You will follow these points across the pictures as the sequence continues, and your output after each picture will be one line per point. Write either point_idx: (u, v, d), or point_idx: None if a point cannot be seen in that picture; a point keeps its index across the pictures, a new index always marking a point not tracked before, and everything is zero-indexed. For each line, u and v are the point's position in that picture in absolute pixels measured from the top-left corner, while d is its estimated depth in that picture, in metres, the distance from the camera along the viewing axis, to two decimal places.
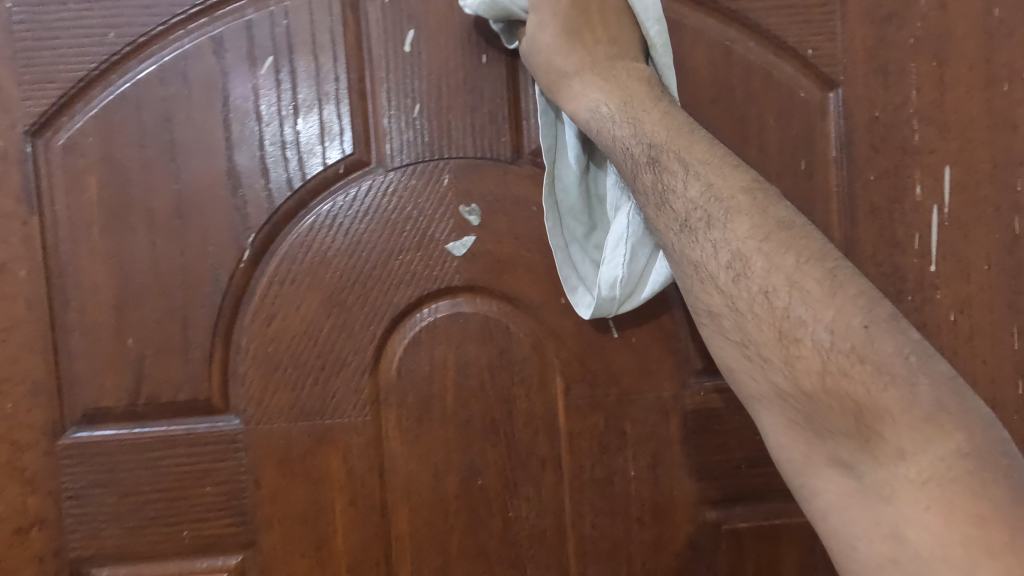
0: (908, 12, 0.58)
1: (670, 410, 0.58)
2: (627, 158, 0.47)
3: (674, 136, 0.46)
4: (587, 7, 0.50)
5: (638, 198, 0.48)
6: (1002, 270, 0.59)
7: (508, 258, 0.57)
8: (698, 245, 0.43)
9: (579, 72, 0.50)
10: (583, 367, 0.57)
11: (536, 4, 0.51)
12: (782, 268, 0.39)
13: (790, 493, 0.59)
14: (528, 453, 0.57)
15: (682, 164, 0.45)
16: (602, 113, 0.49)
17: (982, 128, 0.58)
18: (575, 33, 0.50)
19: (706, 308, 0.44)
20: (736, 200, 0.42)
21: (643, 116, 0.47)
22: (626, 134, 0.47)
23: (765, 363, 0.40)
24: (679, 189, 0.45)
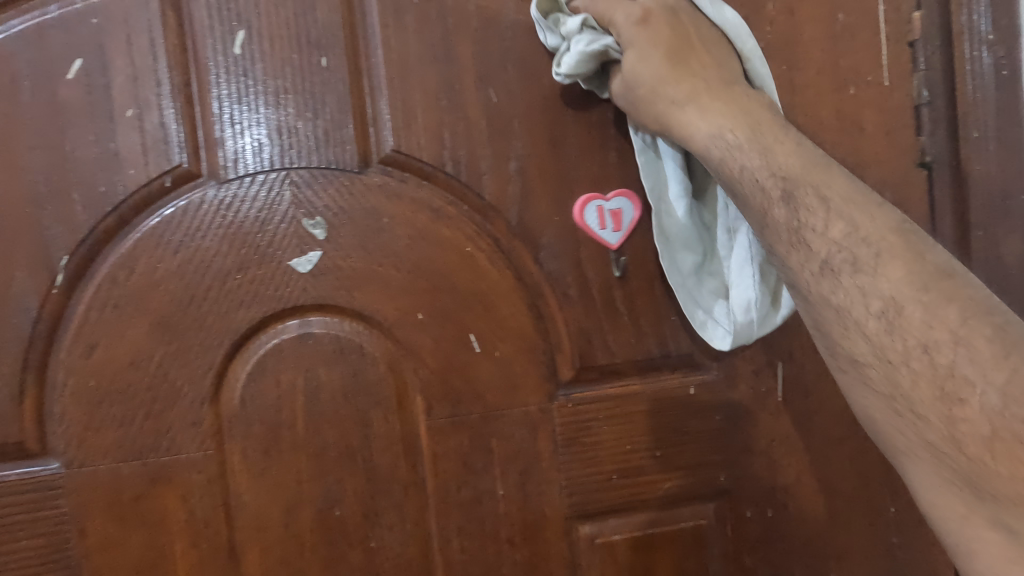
0: (758, 16, 0.58)
1: (538, 425, 0.56)
2: (757, 191, 0.45)
3: (809, 171, 0.44)
4: (688, 35, 0.50)
5: (769, 235, 0.45)
6: None
7: (359, 273, 0.53)
8: (841, 291, 0.40)
9: (694, 99, 0.48)
10: (445, 386, 0.55)
11: (632, 39, 0.50)
12: (946, 322, 0.36)
13: (664, 502, 0.58)
14: (389, 479, 0.54)
15: (824, 203, 0.42)
16: (726, 143, 0.47)
17: (831, 131, 0.59)
18: (681, 62, 0.49)
19: (848, 355, 0.41)
20: (887, 243, 0.39)
21: (776, 148, 0.45)
22: (759, 167, 0.45)
23: (918, 419, 0.37)
24: (821, 229, 0.42)
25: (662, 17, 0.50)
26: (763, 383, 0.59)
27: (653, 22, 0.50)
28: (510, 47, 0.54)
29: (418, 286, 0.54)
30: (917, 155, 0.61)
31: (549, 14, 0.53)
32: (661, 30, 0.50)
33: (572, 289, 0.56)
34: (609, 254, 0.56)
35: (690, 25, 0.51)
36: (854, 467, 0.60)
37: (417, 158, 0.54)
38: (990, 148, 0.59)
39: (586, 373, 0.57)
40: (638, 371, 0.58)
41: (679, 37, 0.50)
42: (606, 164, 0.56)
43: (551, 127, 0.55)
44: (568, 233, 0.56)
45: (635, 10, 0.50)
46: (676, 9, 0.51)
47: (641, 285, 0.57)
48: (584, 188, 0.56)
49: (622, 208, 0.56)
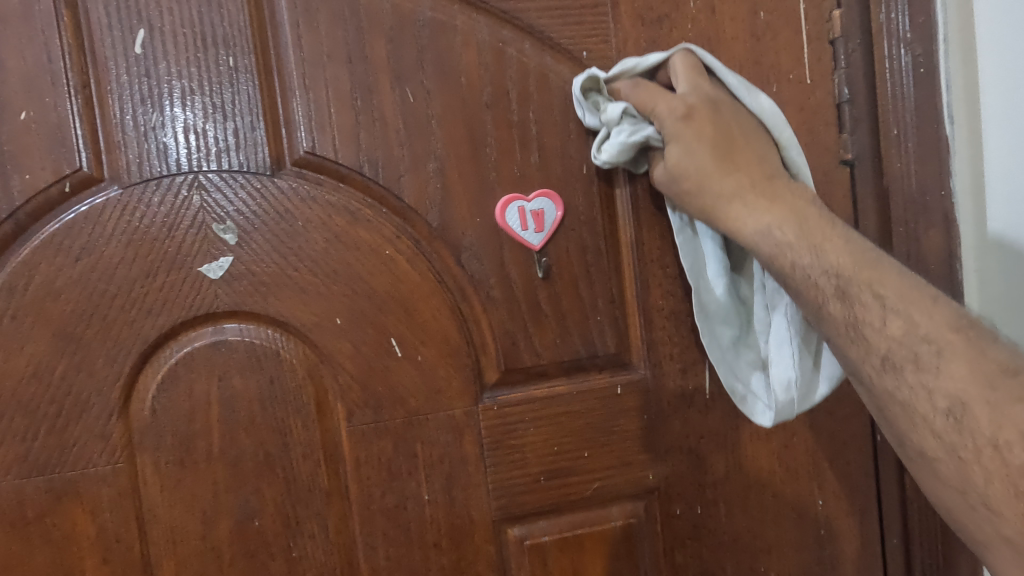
0: (678, 14, 0.58)
1: (463, 429, 0.55)
2: (812, 288, 0.46)
3: (863, 267, 0.44)
4: (730, 129, 0.51)
5: (826, 328, 0.46)
6: None
7: (273, 279, 0.52)
8: (905, 387, 0.41)
9: (741, 195, 0.50)
10: (366, 391, 0.54)
11: (676, 133, 0.51)
12: (1017, 423, 0.36)
13: (595, 503, 0.58)
14: (310, 487, 0.53)
15: (879, 299, 0.43)
16: (775, 239, 0.48)
17: None
18: (725, 156, 0.50)
19: (917, 448, 0.42)
20: (947, 340, 0.40)
21: (826, 245, 0.46)
22: (812, 264, 0.46)
23: (993, 512, 0.38)
24: (880, 326, 0.42)
25: (705, 112, 0.51)
26: (690, 381, 0.59)
27: (696, 116, 0.51)
28: (427, 46, 0.54)
29: (336, 290, 0.53)
30: (839, 152, 0.62)
31: (589, 94, 0.54)
32: (704, 126, 0.51)
33: (495, 291, 0.55)
34: (532, 255, 0.56)
35: (731, 118, 0.52)
36: (781, 462, 0.61)
37: (332, 160, 0.53)
38: (910, 144, 0.60)
39: (512, 375, 0.57)
40: (564, 371, 0.58)
41: (723, 130, 0.51)
42: (528, 164, 0.56)
43: (470, 126, 0.55)
44: (490, 233, 0.55)
45: (677, 104, 0.51)
46: (718, 101, 0.52)
47: (565, 285, 0.57)
48: (505, 188, 0.55)
49: (544, 209, 0.56)
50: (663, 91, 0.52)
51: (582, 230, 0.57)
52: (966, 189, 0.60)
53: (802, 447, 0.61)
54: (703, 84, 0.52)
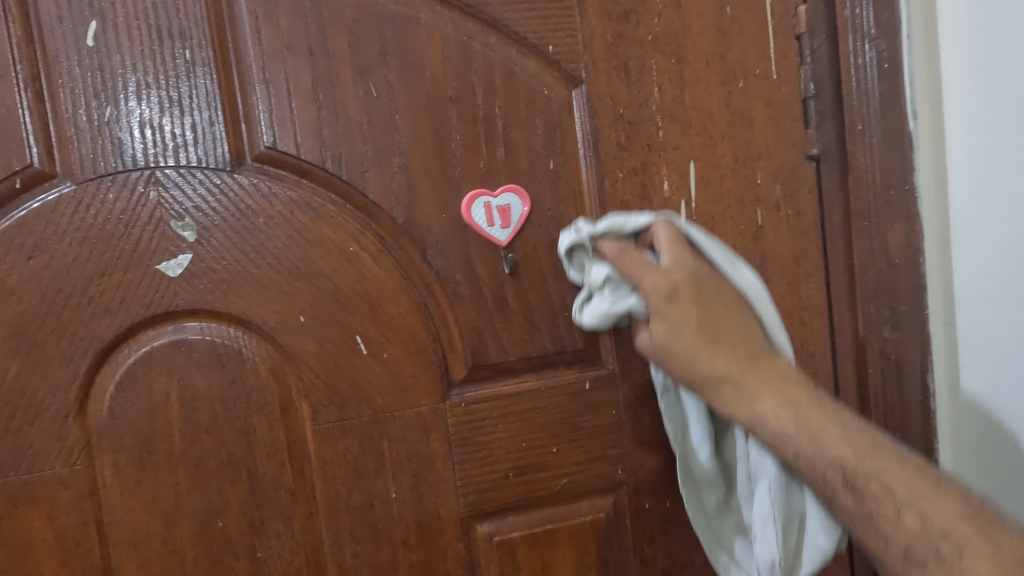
0: (645, 9, 0.57)
1: (431, 426, 0.55)
2: (823, 481, 0.47)
3: (866, 459, 0.45)
4: (714, 307, 0.50)
5: (840, 517, 0.47)
6: (748, 260, 0.61)
7: (235, 276, 0.51)
8: None
9: (732, 378, 0.50)
10: (331, 390, 0.53)
11: (662, 312, 0.50)
12: None
13: (563, 498, 0.58)
14: (274, 487, 0.52)
15: (889, 493, 0.44)
16: (775, 428, 0.48)
17: (721, 123, 0.60)
18: (712, 336, 0.50)
19: None
20: (964, 538, 0.41)
21: (826, 436, 0.47)
22: (815, 455, 0.47)
23: None
24: (895, 521, 0.44)
25: (690, 290, 0.50)
26: None
27: (681, 294, 0.50)
28: (391, 41, 0.53)
29: (299, 288, 0.52)
30: (806, 147, 0.62)
31: (573, 254, 0.53)
32: (689, 305, 0.50)
33: (462, 287, 0.55)
34: (499, 251, 0.56)
35: (717, 295, 0.51)
36: None
37: (294, 155, 0.52)
38: (875, 139, 0.61)
39: (479, 372, 0.56)
40: (533, 367, 0.57)
41: (709, 308, 0.50)
42: (494, 160, 0.55)
43: (435, 121, 0.54)
44: (456, 229, 0.55)
45: (661, 284, 0.49)
46: (702, 276, 0.50)
47: (532, 281, 0.56)
48: (471, 184, 0.55)
49: (510, 204, 0.55)
50: (645, 261, 0.50)
51: (549, 226, 0.57)
52: (931, 185, 0.61)
53: None
54: (686, 256, 0.51)
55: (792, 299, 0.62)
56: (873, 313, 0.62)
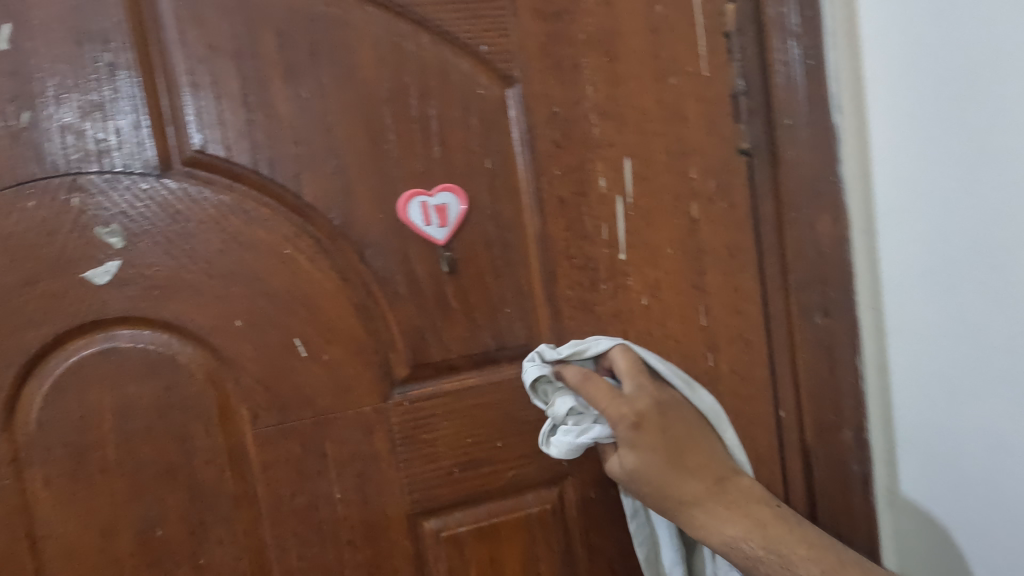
0: (577, 9, 0.59)
1: (374, 426, 0.55)
2: None
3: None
4: (677, 435, 0.56)
5: None
6: (684, 254, 0.62)
7: (166, 281, 0.51)
8: None
9: (701, 504, 0.54)
10: (270, 393, 0.53)
11: (630, 440, 0.54)
12: None
13: (510, 492, 0.59)
14: (214, 493, 0.52)
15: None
16: (745, 550, 0.52)
17: (656, 120, 0.60)
18: (678, 462, 0.55)
19: None
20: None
21: (794, 558, 0.51)
22: (783, 570, 0.51)
23: None
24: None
25: (652, 419, 0.55)
26: None
27: (646, 422, 0.55)
28: (321, 42, 0.53)
29: (234, 292, 0.52)
30: (736, 142, 0.60)
31: (539, 385, 0.56)
32: (654, 435, 0.55)
33: (402, 287, 0.56)
34: (437, 250, 0.56)
35: (676, 422, 0.56)
36: None
37: (223, 158, 0.51)
38: (803, 133, 0.59)
39: (421, 370, 0.57)
40: (475, 364, 0.58)
41: (673, 433, 0.56)
42: (430, 159, 0.56)
43: (369, 122, 0.54)
44: (394, 230, 0.55)
45: (627, 413, 0.53)
46: (663, 404, 0.56)
47: (472, 279, 0.57)
48: (408, 184, 0.55)
49: (447, 203, 0.56)
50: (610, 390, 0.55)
51: (487, 224, 0.57)
52: (854, 172, 0.60)
53: None
54: (646, 385, 0.56)
55: (728, 291, 0.62)
56: (808, 303, 0.62)
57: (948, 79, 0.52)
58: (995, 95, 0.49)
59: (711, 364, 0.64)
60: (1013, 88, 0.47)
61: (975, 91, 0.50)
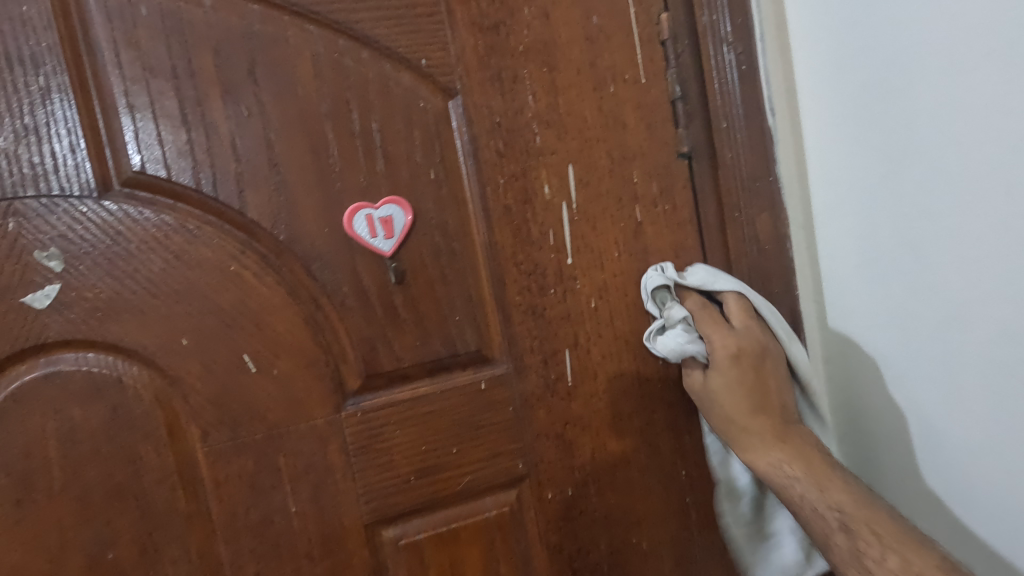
0: (514, 20, 0.60)
1: (328, 438, 0.56)
2: (820, 520, 0.53)
3: (862, 509, 0.52)
4: (764, 375, 0.60)
5: (836, 559, 0.52)
6: (630, 255, 0.64)
7: (109, 303, 0.51)
8: None
9: (759, 434, 0.58)
10: (220, 410, 0.53)
11: (724, 364, 0.60)
12: None
13: (468, 496, 0.60)
14: (167, 512, 0.52)
15: (877, 535, 0.51)
16: (785, 474, 0.56)
17: (595, 127, 0.63)
18: (757, 395, 0.59)
19: None
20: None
21: (830, 486, 0.54)
22: (819, 500, 0.53)
23: None
24: (880, 562, 0.50)
25: (751, 356, 0.60)
26: (553, 371, 0.62)
27: (744, 357, 0.60)
28: (259, 60, 0.53)
29: (179, 310, 0.52)
30: (677, 146, 0.65)
31: (659, 292, 0.63)
32: (746, 368, 0.60)
33: (350, 299, 0.56)
34: (384, 261, 0.57)
35: (771, 369, 0.61)
36: (644, 439, 0.65)
37: (164, 178, 0.52)
38: (740, 134, 0.64)
39: (373, 380, 0.57)
40: (427, 372, 0.59)
41: (762, 372, 0.60)
42: (374, 172, 0.56)
43: (311, 137, 0.55)
44: (340, 242, 0.56)
45: (731, 343, 0.60)
46: (767, 348, 0.61)
47: (420, 288, 0.58)
48: (352, 197, 0.56)
49: (393, 215, 0.57)
50: (723, 323, 0.61)
51: (434, 234, 0.58)
52: (792, 176, 0.66)
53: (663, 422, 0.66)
54: (755, 328, 0.61)
55: None
56: None
57: (857, 92, 0.58)
58: (894, 102, 0.54)
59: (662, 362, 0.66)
60: (908, 100, 0.53)
61: (880, 102, 0.56)
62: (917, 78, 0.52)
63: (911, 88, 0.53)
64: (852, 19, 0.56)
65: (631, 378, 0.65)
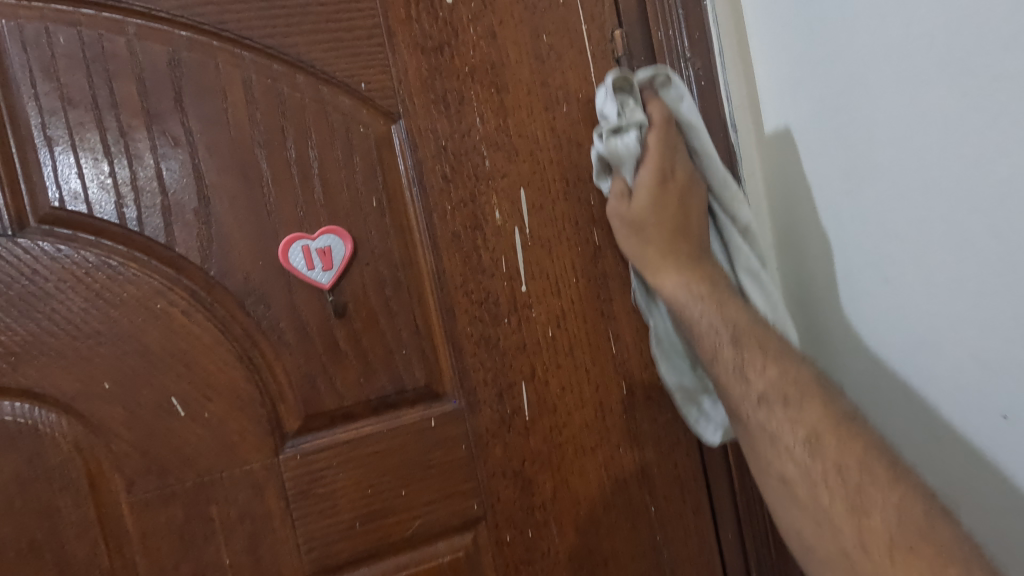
0: (459, 41, 0.58)
1: (264, 484, 0.52)
2: (714, 336, 0.54)
3: (751, 328, 0.54)
4: (687, 202, 0.58)
5: (718, 370, 0.55)
6: (588, 280, 0.61)
7: (24, 347, 0.48)
8: (775, 422, 0.51)
9: (671, 257, 0.57)
10: (146, 458, 0.50)
11: (652, 181, 0.56)
12: (820, 427, 0.49)
13: (418, 541, 0.57)
14: (89, 567, 0.49)
15: (764, 353, 0.52)
16: (690, 294, 0.56)
17: (547, 148, 0.60)
18: (673, 217, 0.57)
19: (764, 430, 0.52)
20: (808, 388, 0.51)
21: (727, 304, 0.55)
22: (716, 317, 0.54)
23: (796, 459, 0.50)
24: (761, 372, 0.52)
25: (677, 184, 0.58)
26: (508, 406, 0.59)
27: (671, 184, 0.57)
28: (186, 88, 0.51)
29: (102, 353, 0.49)
30: None
31: (620, 92, 0.57)
32: (671, 187, 0.57)
33: (288, 335, 0.53)
34: (323, 295, 0.54)
35: (691, 195, 0.58)
36: (609, 473, 0.62)
37: (85, 214, 0.49)
38: None
39: (314, 422, 0.54)
40: (372, 410, 0.56)
41: (684, 202, 0.58)
42: (313, 201, 0.54)
43: (242, 166, 0.52)
44: (276, 277, 0.53)
45: (660, 162, 0.57)
46: (692, 176, 0.58)
47: (363, 322, 0.55)
48: (288, 229, 0.53)
49: (331, 246, 0.54)
50: (665, 144, 0.57)
51: (377, 264, 0.55)
52: (755, 175, 0.63)
53: (629, 455, 0.62)
54: (683, 156, 0.58)
55: (636, 315, 0.63)
56: None
57: (817, 109, 0.55)
58: (853, 118, 0.52)
59: (626, 392, 0.62)
60: (866, 119, 0.51)
61: (840, 120, 0.53)
62: (878, 97, 0.50)
63: (872, 109, 0.50)
64: (809, 33, 0.54)
65: (593, 410, 0.61)
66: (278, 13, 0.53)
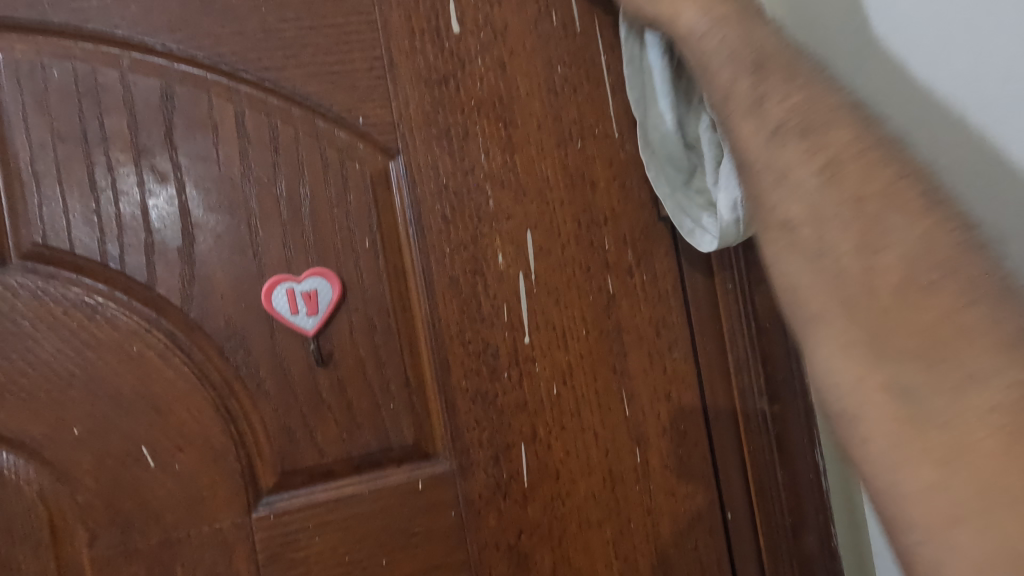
0: (466, 73, 0.54)
1: (233, 545, 0.49)
2: (728, 61, 0.42)
3: (777, 51, 0.42)
4: None
5: (728, 100, 0.42)
6: (600, 332, 0.55)
7: None
8: (780, 148, 0.40)
9: None
10: (111, 510, 0.47)
11: None
12: (840, 150, 0.38)
13: None
14: None
15: (790, 76, 0.41)
16: (708, 22, 0.44)
17: (558, 189, 0.55)
18: None
19: (776, 167, 0.40)
20: (832, 108, 0.39)
21: (751, 30, 0.43)
22: (734, 40, 0.43)
23: (801, 186, 0.39)
24: (781, 94, 0.40)
25: None
26: (505, 470, 0.53)
27: None
28: (177, 122, 0.49)
29: (74, 397, 0.47)
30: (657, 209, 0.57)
31: None
32: None
33: (267, 383, 0.50)
34: (306, 341, 0.50)
35: None
36: (617, 552, 0.55)
37: (67, 250, 0.47)
38: None
39: (291, 480, 0.50)
40: (355, 469, 0.51)
41: None
42: (302, 240, 0.51)
43: (230, 201, 0.50)
44: (258, 321, 0.50)
45: None
46: None
47: (348, 372, 0.51)
48: (273, 270, 0.50)
49: (318, 289, 0.50)
50: None
51: (366, 308, 0.51)
52: None
53: (640, 533, 0.55)
54: None
55: (653, 373, 0.56)
56: (748, 386, 0.57)
57: None
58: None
59: (639, 460, 0.55)
60: None
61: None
62: None
63: None
64: None
65: (600, 479, 0.55)
66: (275, 43, 0.51)
